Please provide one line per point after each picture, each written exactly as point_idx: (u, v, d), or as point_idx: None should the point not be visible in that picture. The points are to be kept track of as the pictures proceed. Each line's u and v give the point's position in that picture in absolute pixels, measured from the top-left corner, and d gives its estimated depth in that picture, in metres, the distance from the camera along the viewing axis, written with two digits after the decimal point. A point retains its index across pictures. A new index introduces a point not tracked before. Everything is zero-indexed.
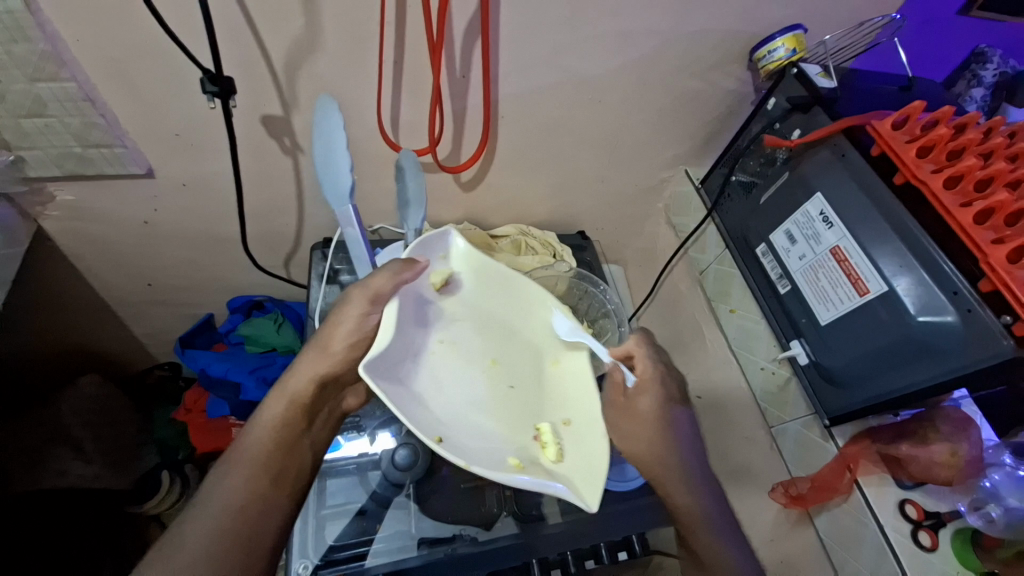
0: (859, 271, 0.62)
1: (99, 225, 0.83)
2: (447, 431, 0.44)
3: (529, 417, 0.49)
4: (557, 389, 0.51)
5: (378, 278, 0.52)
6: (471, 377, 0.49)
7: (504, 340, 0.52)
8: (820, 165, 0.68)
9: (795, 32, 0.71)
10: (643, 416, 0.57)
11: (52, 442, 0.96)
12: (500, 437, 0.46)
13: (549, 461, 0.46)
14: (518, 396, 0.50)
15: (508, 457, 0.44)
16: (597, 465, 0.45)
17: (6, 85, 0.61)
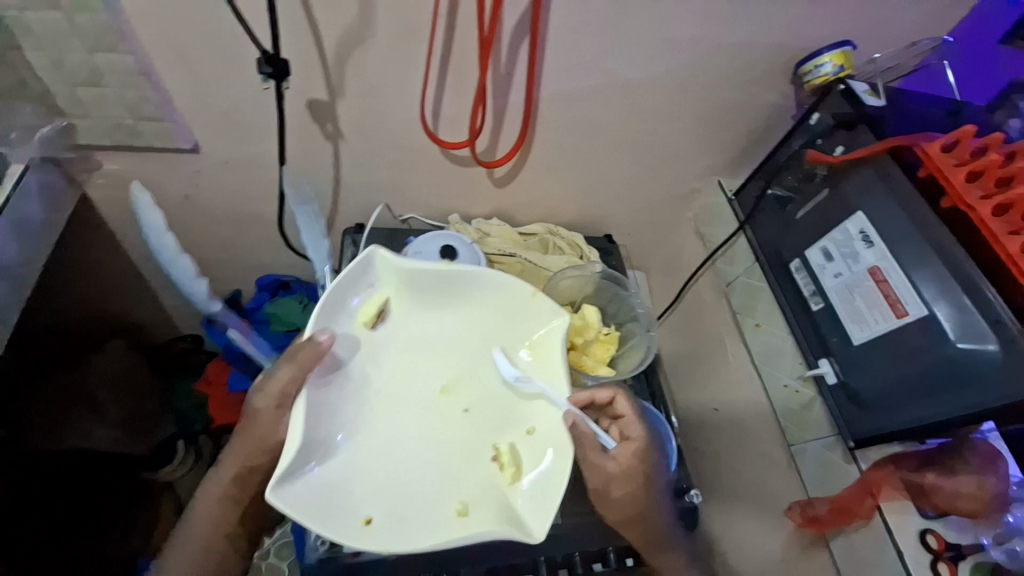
0: (897, 293, 0.61)
1: (141, 196, 0.85)
2: (392, 501, 0.51)
3: (489, 442, 0.55)
4: (513, 406, 0.55)
5: (281, 378, 0.55)
6: (421, 417, 0.56)
7: (449, 372, 0.57)
8: (861, 185, 0.67)
9: (842, 48, 0.69)
10: (624, 474, 0.60)
11: (77, 404, 0.98)
12: (453, 482, 0.53)
13: (507, 487, 0.51)
14: (474, 424, 0.55)
15: (455, 504, 0.51)
16: (547, 505, 0.49)
17: (67, 54, 0.63)
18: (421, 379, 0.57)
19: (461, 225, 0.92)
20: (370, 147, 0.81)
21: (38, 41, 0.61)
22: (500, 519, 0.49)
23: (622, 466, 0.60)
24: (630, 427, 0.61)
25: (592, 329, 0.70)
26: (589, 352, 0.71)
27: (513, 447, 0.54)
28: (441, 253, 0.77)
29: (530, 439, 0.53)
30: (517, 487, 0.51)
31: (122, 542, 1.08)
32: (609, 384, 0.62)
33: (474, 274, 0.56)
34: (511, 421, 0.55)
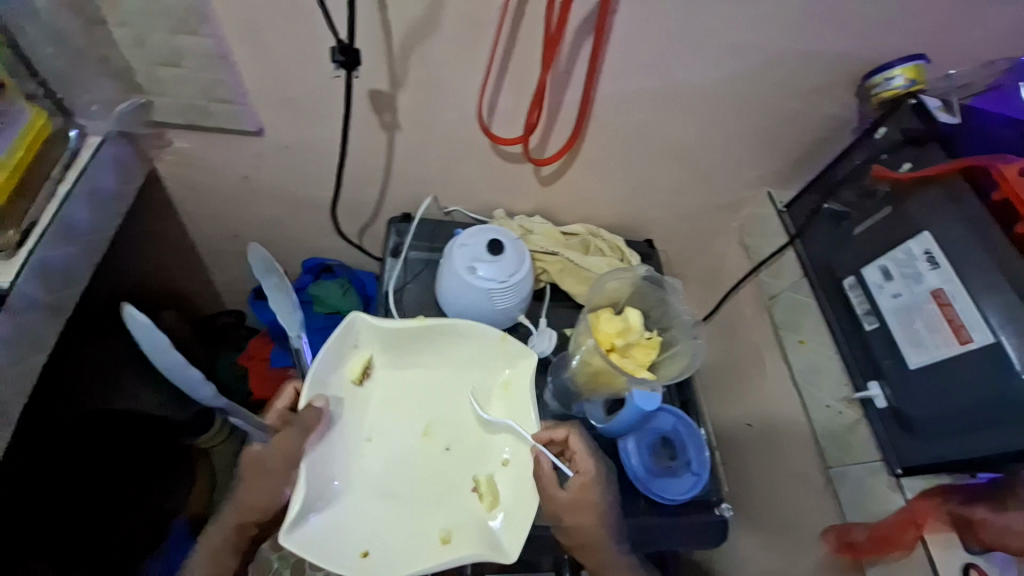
0: (961, 318, 0.59)
1: (204, 174, 0.89)
2: (386, 535, 0.62)
3: (466, 475, 0.67)
4: (481, 445, 0.69)
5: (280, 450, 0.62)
6: (408, 456, 0.68)
7: (427, 418, 0.70)
8: (928, 204, 0.64)
9: (916, 62, 0.67)
10: (581, 505, 0.64)
11: (126, 367, 1.01)
12: (435, 514, 0.65)
13: (484, 510, 0.65)
14: (453, 463, 0.68)
15: (440, 531, 0.63)
16: (522, 522, 0.63)
17: (151, 34, 0.66)
18: (404, 427, 0.69)
19: (505, 220, 0.93)
20: (423, 139, 0.82)
21: (123, 18, 0.64)
22: (483, 536, 0.62)
23: (584, 498, 0.65)
24: (583, 462, 0.66)
25: (635, 332, 0.70)
26: (629, 354, 0.70)
27: (488, 479, 0.67)
28: (486, 246, 0.75)
29: (505, 470, 0.67)
30: (492, 511, 0.65)
31: (161, 500, 1.11)
32: (561, 426, 0.68)
33: (450, 330, 0.70)
34: (482, 457, 0.68)
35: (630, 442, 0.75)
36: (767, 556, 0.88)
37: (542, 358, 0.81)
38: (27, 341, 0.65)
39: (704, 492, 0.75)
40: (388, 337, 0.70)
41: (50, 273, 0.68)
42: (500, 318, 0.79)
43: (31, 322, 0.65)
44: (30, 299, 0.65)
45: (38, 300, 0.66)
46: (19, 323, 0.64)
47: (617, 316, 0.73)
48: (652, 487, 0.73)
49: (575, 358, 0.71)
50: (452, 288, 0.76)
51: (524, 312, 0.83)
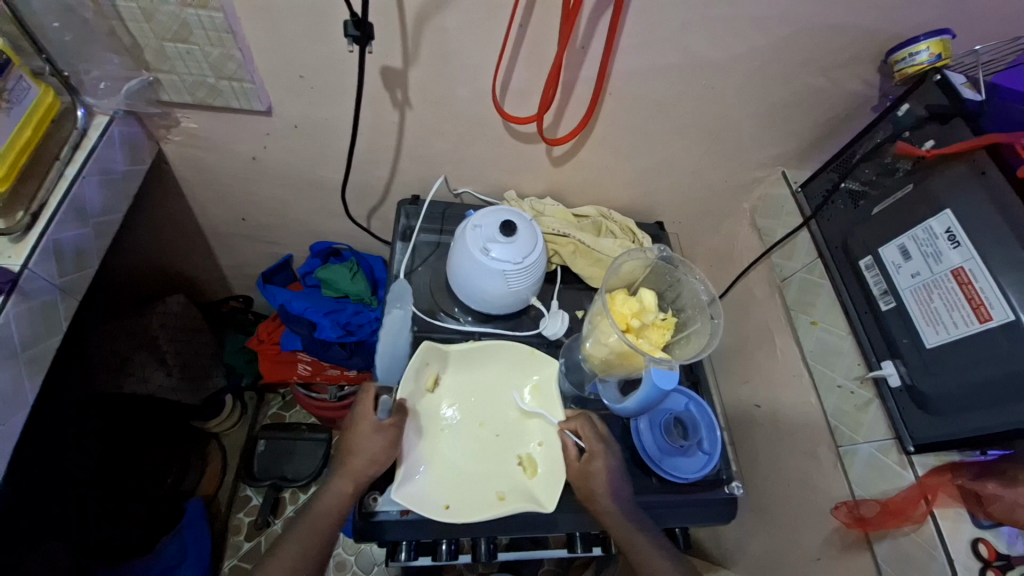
0: (982, 296, 0.58)
1: (213, 155, 0.88)
2: (453, 496, 0.67)
3: (514, 452, 0.72)
4: (524, 427, 0.74)
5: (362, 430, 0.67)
6: (467, 436, 0.72)
7: (483, 406, 0.75)
8: (953, 181, 0.63)
9: (943, 36, 0.65)
10: (588, 473, 0.67)
11: (139, 350, 1.02)
12: (493, 480, 0.70)
13: (527, 481, 0.70)
14: (502, 442, 0.73)
15: (495, 492, 0.68)
16: (555, 487, 0.68)
17: (158, 7, 0.64)
18: (465, 412, 0.74)
19: (516, 201, 0.93)
20: (436, 118, 0.81)
21: None
22: (530, 498, 0.68)
23: (589, 466, 0.67)
24: (587, 436, 0.70)
25: (651, 312, 0.69)
26: (645, 335, 0.69)
27: (530, 455, 0.72)
28: (500, 227, 0.74)
29: (542, 450, 0.72)
30: (536, 479, 0.70)
31: (177, 482, 1.16)
32: (576, 415, 0.72)
33: (497, 346, 0.76)
34: (526, 436, 0.73)
35: (642, 421, 0.76)
36: (771, 532, 0.90)
37: (553, 340, 0.82)
38: (42, 323, 0.65)
39: (714, 471, 0.76)
40: (451, 352, 0.75)
41: (62, 255, 0.67)
42: (515, 299, 0.79)
43: (46, 302, 0.65)
44: (40, 281, 0.64)
45: (51, 281, 0.66)
46: (33, 306, 0.63)
47: (632, 297, 0.72)
48: (664, 466, 0.73)
49: (590, 340, 0.71)
50: (466, 269, 0.76)
51: (536, 294, 0.83)
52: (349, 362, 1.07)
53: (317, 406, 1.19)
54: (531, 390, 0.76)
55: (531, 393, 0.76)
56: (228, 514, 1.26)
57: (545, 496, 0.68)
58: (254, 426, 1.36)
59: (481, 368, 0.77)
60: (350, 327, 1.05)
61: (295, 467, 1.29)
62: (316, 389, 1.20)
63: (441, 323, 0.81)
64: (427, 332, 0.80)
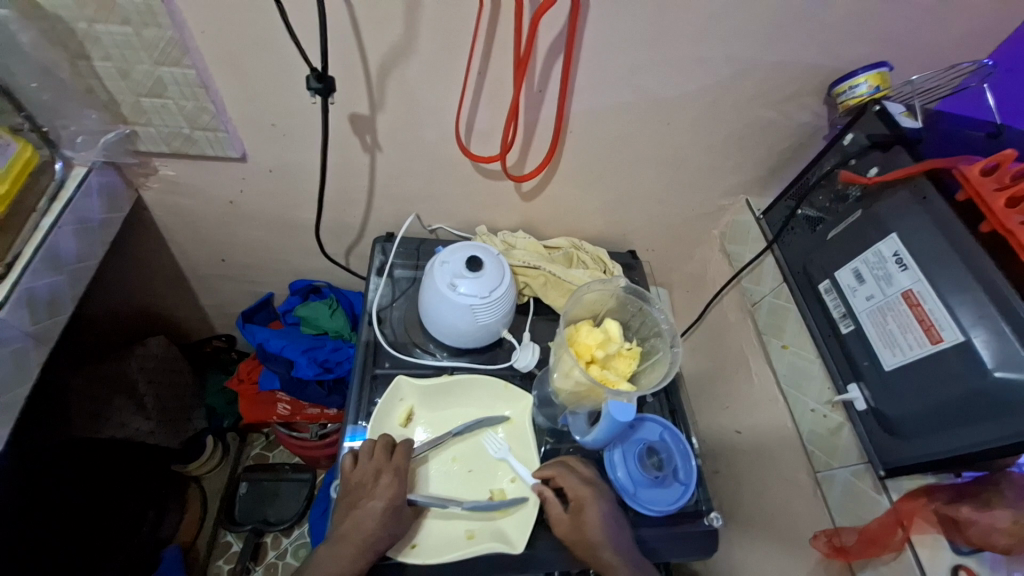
0: (933, 317, 0.59)
1: (191, 200, 0.90)
2: (422, 537, 0.66)
3: (487, 488, 0.71)
4: (498, 464, 0.73)
5: (382, 484, 0.64)
6: (440, 474, 0.71)
7: (457, 442, 0.74)
8: (898, 206, 0.65)
9: (880, 69, 0.69)
10: (581, 526, 0.64)
11: (117, 394, 1.01)
12: (461, 517, 0.68)
13: (500, 519, 0.68)
14: (475, 479, 0.71)
15: (465, 531, 0.67)
16: (525, 525, 0.67)
17: (133, 66, 0.67)
18: (438, 449, 0.73)
19: (488, 236, 0.94)
20: (405, 159, 0.84)
21: (106, 52, 0.65)
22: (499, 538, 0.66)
23: (581, 519, 0.64)
24: (569, 484, 0.67)
25: (615, 342, 0.70)
26: (610, 366, 0.70)
27: (502, 492, 0.71)
28: (467, 262, 0.76)
29: (514, 486, 0.71)
30: (507, 517, 0.69)
31: (154, 529, 1.12)
32: (550, 465, 0.70)
33: (473, 380, 0.77)
34: (499, 473, 0.72)
35: (616, 453, 0.75)
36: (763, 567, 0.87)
37: (526, 372, 0.82)
38: (11, 370, 0.64)
39: (692, 501, 0.75)
40: (424, 387, 0.75)
41: (35, 303, 0.67)
42: (485, 332, 0.79)
43: (17, 350, 0.65)
44: (13, 330, 0.64)
45: (23, 329, 0.65)
46: (4, 354, 0.63)
47: (597, 328, 0.72)
48: (639, 499, 0.72)
49: (557, 373, 0.71)
50: (435, 305, 0.77)
51: (508, 327, 0.84)
52: (328, 400, 1.08)
53: (297, 445, 1.17)
54: (505, 425, 0.76)
55: (505, 429, 0.76)
56: (207, 561, 1.21)
57: (515, 535, 0.67)
58: (235, 469, 1.32)
59: (455, 404, 0.77)
60: (328, 365, 1.05)
61: (277, 511, 1.26)
62: (297, 427, 1.18)
63: (416, 360, 0.81)
64: (400, 368, 0.80)
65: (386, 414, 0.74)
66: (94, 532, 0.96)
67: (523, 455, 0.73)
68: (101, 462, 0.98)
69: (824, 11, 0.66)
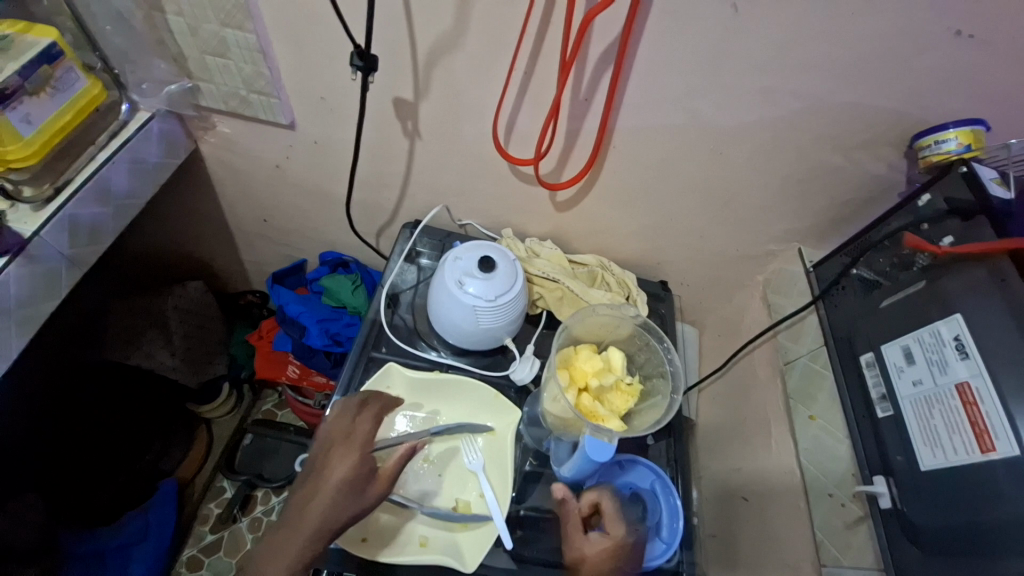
0: (987, 422, 0.50)
1: (242, 159, 0.94)
2: (376, 530, 0.65)
3: (452, 496, 0.69)
4: (468, 475, 0.70)
5: (347, 454, 0.62)
6: (407, 471, 0.69)
7: (434, 444, 0.72)
8: (967, 286, 0.55)
9: (975, 126, 0.59)
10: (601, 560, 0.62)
11: (149, 328, 1.08)
12: (419, 521, 0.66)
13: (458, 533, 0.66)
14: (442, 485, 0.69)
15: (419, 537, 0.65)
16: (481, 546, 0.64)
17: (202, 25, 0.71)
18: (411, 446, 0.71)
19: (512, 240, 0.92)
20: (443, 150, 0.84)
21: (180, 8, 0.69)
22: (451, 553, 0.64)
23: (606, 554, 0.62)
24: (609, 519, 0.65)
25: (613, 374, 0.66)
26: (604, 399, 0.65)
27: (467, 504, 0.68)
28: (478, 262, 0.74)
29: (481, 501, 0.68)
30: (465, 533, 0.66)
31: (157, 460, 1.17)
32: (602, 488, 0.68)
33: (464, 384, 0.75)
34: (468, 484, 0.69)
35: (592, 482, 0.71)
36: None
37: (521, 387, 0.78)
38: (43, 287, 0.69)
39: (671, 562, 0.68)
40: (412, 379, 0.75)
41: (76, 230, 0.72)
42: (488, 337, 0.77)
43: (52, 270, 0.70)
44: (50, 251, 0.69)
45: (59, 252, 0.70)
46: (38, 272, 0.68)
47: (598, 355, 0.68)
48: None
49: (546, 395, 0.66)
50: (441, 300, 0.75)
51: (512, 335, 0.80)
52: (332, 371, 1.11)
53: (305, 411, 1.21)
54: (487, 436, 0.73)
55: (484, 443, 0.72)
56: (200, 502, 1.26)
57: (470, 553, 0.64)
58: (243, 419, 1.37)
59: (441, 403, 0.75)
60: (338, 338, 1.08)
61: (273, 468, 1.29)
62: (303, 393, 1.21)
63: (419, 355, 0.80)
64: (394, 355, 0.80)
65: None
66: (88, 451, 1.03)
67: (496, 472, 0.70)
68: (120, 386, 1.07)
69: (915, 55, 0.59)
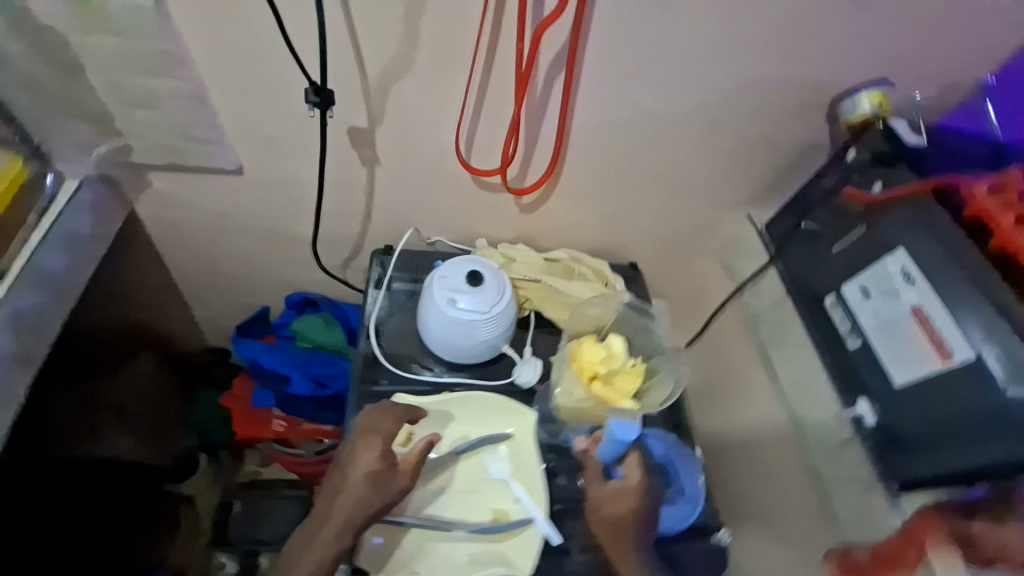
0: (942, 334, 0.58)
1: (186, 214, 0.88)
2: (421, 563, 0.65)
3: (489, 508, 0.69)
4: (499, 485, 0.71)
5: (368, 452, 0.64)
6: (440, 495, 0.70)
7: (460, 464, 0.72)
8: (900, 223, 0.64)
9: (881, 88, 0.70)
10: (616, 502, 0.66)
11: (105, 416, 0.98)
12: (464, 541, 0.67)
13: (503, 542, 0.67)
14: (477, 500, 0.70)
15: (468, 555, 0.66)
16: (528, 549, 0.66)
17: (127, 79, 0.67)
18: (435, 470, 0.71)
19: (488, 250, 0.92)
20: (404, 173, 0.83)
21: (98, 63, 0.65)
22: (501, 564, 0.65)
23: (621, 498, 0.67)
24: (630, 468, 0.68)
25: (618, 359, 0.68)
26: (613, 384, 0.68)
27: (505, 513, 0.69)
28: (465, 277, 0.74)
29: (518, 507, 0.69)
30: (510, 542, 0.67)
31: (145, 552, 1.07)
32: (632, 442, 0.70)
33: (473, 398, 0.75)
34: (501, 493, 0.70)
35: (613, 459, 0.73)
36: None
37: (528, 389, 0.80)
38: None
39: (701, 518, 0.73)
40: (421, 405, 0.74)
41: (21, 324, 0.66)
42: (488, 348, 0.78)
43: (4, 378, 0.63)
44: None
45: (5, 350, 0.63)
46: None
47: (599, 344, 0.71)
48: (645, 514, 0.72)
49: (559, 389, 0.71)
50: (433, 321, 0.75)
51: (509, 341, 0.82)
52: (321, 416, 1.06)
53: (292, 463, 1.10)
54: (508, 443, 0.73)
55: (507, 450, 0.73)
56: None
57: (520, 558, 0.65)
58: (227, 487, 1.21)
59: (457, 421, 0.75)
60: (322, 380, 1.03)
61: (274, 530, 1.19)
62: (292, 444, 1.10)
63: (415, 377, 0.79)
64: (398, 386, 0.79)
65: None
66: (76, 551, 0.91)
67: (526, 476, 0.71)
68: (94, 480, 0.94)
69: (819, 30, 0.67)
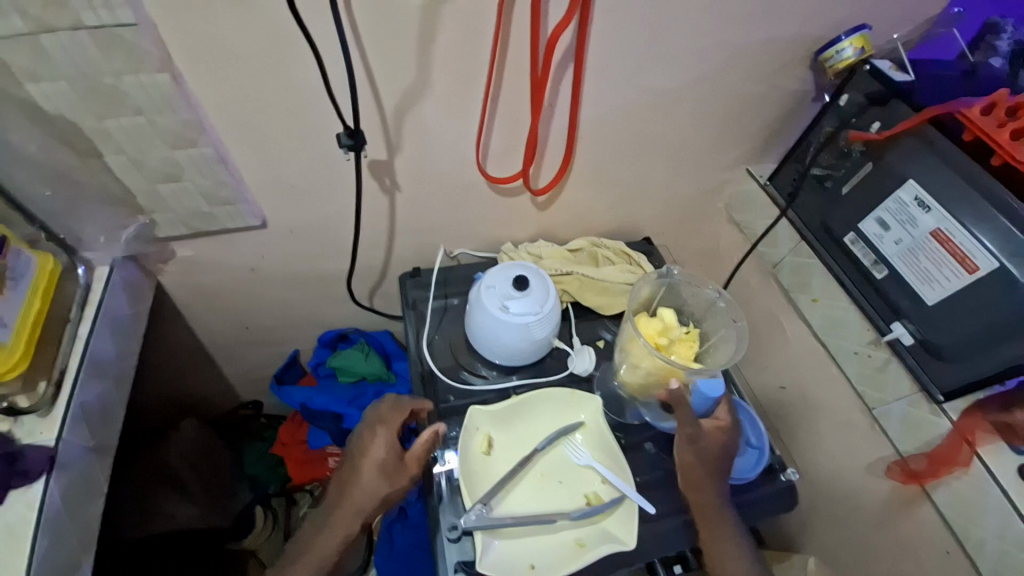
0: (965, 250, 0.64)
1: (213, 275, 0.88)
2: (534, 557, 0.68)
3: (580, 493, 0.73)
4: (583, 470, 0.74)
5: (377, 442, 0.71)
6: (531, 491, 0.73)
7: (543, 459, 0.75)
8: (907, 153, 0.70)
9: (860, 32, 0.74)
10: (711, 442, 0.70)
11: (160, 485, 0.98)
12: (567, 527, 0.70)
13: (601, 521, 0.70)
14: (567, 488, 0.73)
15: (574, 539, 0.69)
16: (629, 521, 0.69)
17: (151, 154, 0.67)
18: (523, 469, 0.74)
19: (513, 251, 0.94)
20: (425, 194, 0.84)
21: (119, 145, 0.65)
22: (608, 540, 0.68)
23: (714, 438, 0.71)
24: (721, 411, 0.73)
25: (675, 329, 0.74)
26: (673, 351, 0.74)
27: (596, 494, 0.73)
28: (513, 282, 0.77)
29: (607, 486, 0.73)
30: (609, 519, 0.70)
31: None
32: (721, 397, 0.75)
33: (539, 396, 0.77)
34: (587, 477, 0.74)
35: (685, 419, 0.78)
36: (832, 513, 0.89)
37: (586, 376, 0.84)
38: (82, 488, 0.64)
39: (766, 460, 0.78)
40: (495, 412, 0.75)
41: (91, 417, 0.67)
42: (543, 345, 0.81)
43: (83, 471, 0.65)
44: (74, 449, 0.64)
45: (81, 445, 0.65)
46: (71, 477, 0.63)
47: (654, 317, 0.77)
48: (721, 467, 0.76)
49: (625, 366, 0.76)
50: (489, 330, 0.78)
51: (558, 335, 0.85)
52: None
53: None
54: (582, 431, 0.77)
55: (582, 437, 0.77)
56: None
57: (623, 531, 0.69)
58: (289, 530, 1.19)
59: (528, 420, 0.78)
60: None
61: None
62: None
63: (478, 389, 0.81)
64: (465, 399, 0.80)
65: (467, 449, 0.73)
66: None
67: (605, 456, 0.74)
68: (161, 550, 0.95)
69: None
